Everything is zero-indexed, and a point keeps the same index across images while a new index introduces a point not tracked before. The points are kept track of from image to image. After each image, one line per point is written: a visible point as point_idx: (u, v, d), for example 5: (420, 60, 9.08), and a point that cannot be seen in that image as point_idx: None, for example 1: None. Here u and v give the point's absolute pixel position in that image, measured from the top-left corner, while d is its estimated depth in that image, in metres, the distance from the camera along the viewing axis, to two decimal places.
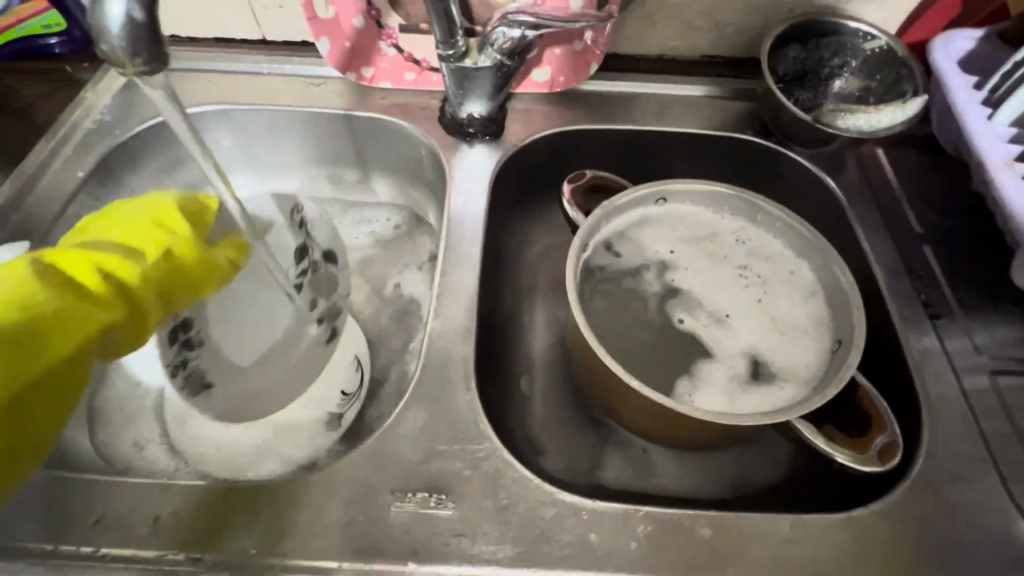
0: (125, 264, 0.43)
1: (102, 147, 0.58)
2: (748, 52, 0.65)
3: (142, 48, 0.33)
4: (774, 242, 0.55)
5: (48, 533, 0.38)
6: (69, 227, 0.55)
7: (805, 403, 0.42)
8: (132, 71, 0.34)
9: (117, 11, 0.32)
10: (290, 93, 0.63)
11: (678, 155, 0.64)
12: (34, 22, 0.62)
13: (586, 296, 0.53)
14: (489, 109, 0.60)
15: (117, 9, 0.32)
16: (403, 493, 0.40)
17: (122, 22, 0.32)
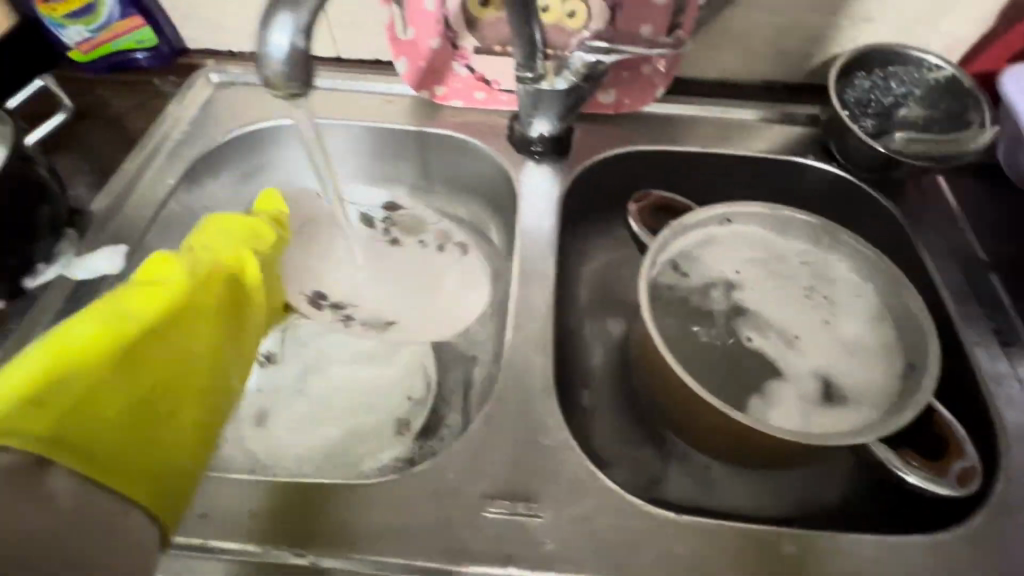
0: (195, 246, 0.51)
1: (190, 155, 0.61)
2: (808, 79, 0.67)
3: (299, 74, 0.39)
4: (841, 266, 0.56)
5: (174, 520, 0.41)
6: (159, 231, 0.58)
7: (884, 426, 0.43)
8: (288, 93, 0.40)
9: (281, 41, 0.37)
10: (365, 108, 0.66)
11: (740, 176, 0.65)
12: (128, 39, 0.66)
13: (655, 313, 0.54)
14: (557, 129, 0.62)
15: (282, 41, 0.37)
16: (494, 499, 0.41)
17: (284, 51, 0.37)
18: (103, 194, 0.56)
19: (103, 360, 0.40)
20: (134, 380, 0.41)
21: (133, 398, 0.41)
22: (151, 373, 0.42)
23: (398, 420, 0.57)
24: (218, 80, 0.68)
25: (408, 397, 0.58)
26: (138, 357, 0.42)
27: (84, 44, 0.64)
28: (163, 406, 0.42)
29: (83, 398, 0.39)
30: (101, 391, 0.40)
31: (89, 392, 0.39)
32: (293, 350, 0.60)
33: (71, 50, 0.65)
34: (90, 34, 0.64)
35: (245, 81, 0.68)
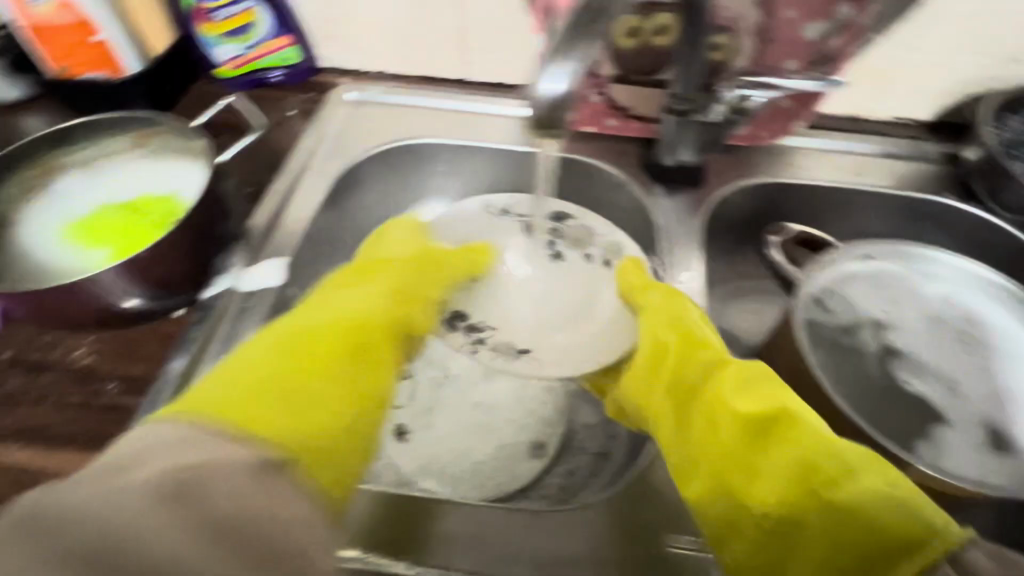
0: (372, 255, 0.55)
1: (338, 172, 0.64)
2: (942, 116, 0.67)
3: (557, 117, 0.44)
4: (990, 312, 0.56)
5: (375, 540, 0.44)
6: (311, 245, 0.59)
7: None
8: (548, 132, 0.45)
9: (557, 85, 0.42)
10: (500, 132, 0.68)
11: (866, 212, 0.67)
12: (275, 57, 0.68)
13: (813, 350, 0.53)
14: (694, 160, 0.62)
15: (555, 86, 0.42)
16: (676, 534, 0.45)
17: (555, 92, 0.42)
18: (261, 209, 0.58)
19: (294, 349, 0.36)
20: (326, 366, 0.36)
21: (321, 381, 0.35)
22: (337, 356, 0.37)
23: (536, 440, 0.58)
24: (353, 98, 0.70)
25: (541, 419, 0.59)
26: (328, 345, 0.37)
27: (232, 61, 0.67)
28: (348, 395, 0.36)
29: (280, 379, 0.34)
30: (297, 377, 0.35)
31: (286, 373, 0.34)
32: (428, 369, 0.61)
33: (218, 66, 0.68)
34: (241, 51, 0.66)
35: (380, 101, 0.70)
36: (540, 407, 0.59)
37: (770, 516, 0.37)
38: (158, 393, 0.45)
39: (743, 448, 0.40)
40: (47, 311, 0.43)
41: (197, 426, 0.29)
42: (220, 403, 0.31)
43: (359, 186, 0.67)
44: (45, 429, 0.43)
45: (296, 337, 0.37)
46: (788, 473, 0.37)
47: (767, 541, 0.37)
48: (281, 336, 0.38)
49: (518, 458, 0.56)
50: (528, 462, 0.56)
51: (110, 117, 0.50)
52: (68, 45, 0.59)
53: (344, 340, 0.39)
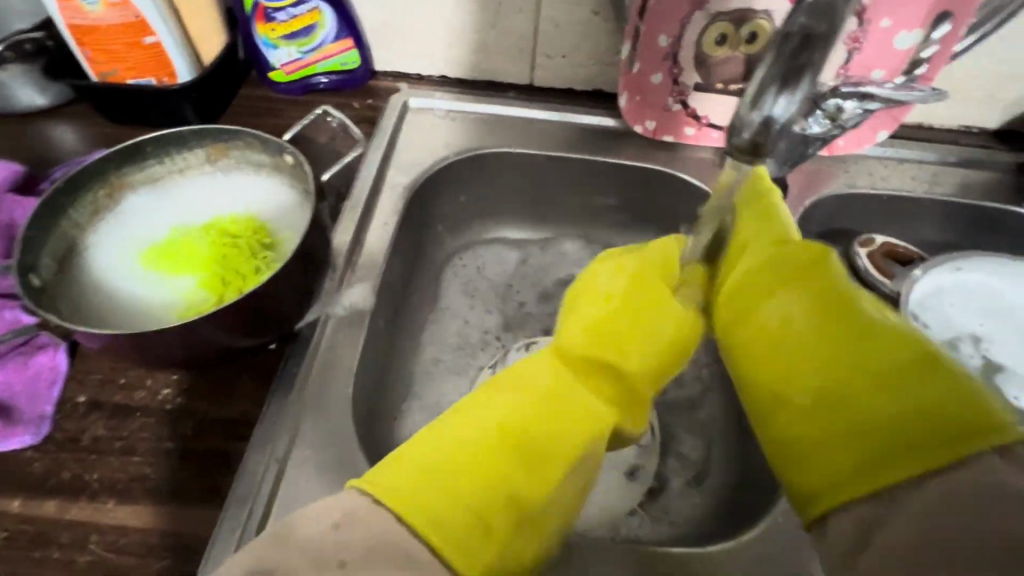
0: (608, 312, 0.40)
1: (411, 185, 0.60)
2: (1011, 125, 0.67)
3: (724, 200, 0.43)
4: None
5: None
6: (394, 262, 0.55)
7: None
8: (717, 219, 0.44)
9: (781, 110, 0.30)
10: (571, 139, 0.65)
11: (943, 220, 0.66)
12: (334, 60, 0.64)
13: None
14: (781, 172, 0.61)
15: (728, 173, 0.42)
16: None
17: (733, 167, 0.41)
18: (339, 228, 0.53)
19: (536, 446, 0.34)
20: (544, 467, 0.34)
21: (536, 486, 0.33)
22: (553, 449, 0.34)
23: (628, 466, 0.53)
24: (417, 105, 0.66)
25: (634, 443, 0.53)
26: (566, 444, 0.35)
27: (289, 65, 0.63)
28: (538, 505, 0.33)
29: (511, 472, 0.33)
30: (515, 481, 0.33)
31: (508, 466, 0.33)
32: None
33: (273, 71, 0.63)
34: (300, 55, 0.62)
35: (443, 108, 0.67)
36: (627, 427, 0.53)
37: (857, 414, 0.31)
38: (266, 436, 0.41)
39: (853, 353, 0.33)
40: (143, 353, 0.39)
41: (410, 529, 0.28)
42: (437, 507, 0.30)
43: (429, 199, 0.63)
44: (143, 481, 0.39)
45: (524, 417, 0.35)
46: (924, 394, 0.29)
47: (817, 433, 0.32)
48: (525, 408, 0.35)
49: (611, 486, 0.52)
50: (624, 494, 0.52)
51: (185, 131, 0.46)
52: (119, 49, 0.54)
53: (555, 435, 0.35)
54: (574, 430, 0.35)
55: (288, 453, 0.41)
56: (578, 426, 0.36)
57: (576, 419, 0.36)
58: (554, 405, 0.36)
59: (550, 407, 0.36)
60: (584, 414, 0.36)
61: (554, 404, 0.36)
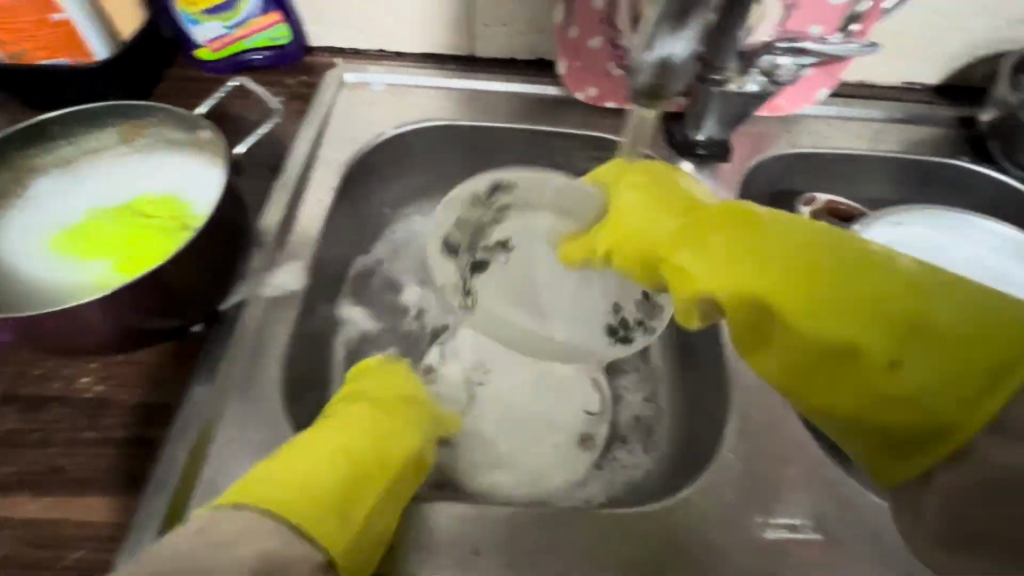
0: (351, 395, 0.47)
1: (347, 161, 0.58)
2: (950, 80, 0.68)
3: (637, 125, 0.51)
4: (1013, 270, 0.58)
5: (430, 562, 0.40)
6: (330, 242, 0.54)
7: None
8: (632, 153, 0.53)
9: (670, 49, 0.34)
10: (515, 111, 0.64)
11: (885, 178, 0.66)
12: (263, 35, 0.61)
13: None
14: (722, 132, 0.60)
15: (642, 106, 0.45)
16: (772, 519, 0.42)
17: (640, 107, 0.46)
18: (269, 207, 0.52)
19: (336, 468, 0.38)
20: (346, 481, 0.38)
21: (349, 498, 0.37)
22: (344, 466, 0.39)
23: (581, 433, 0.55)
24: (354, 80, 0.64)
25: (584, 410, 0.56)
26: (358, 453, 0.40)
27: (215, 42, 0.60)
28: (355, 513, 0.37)
29: (321, 499, 0.36)
30: (327, 500, 0.36)
31: (318, 492, 0.36)
32: (454, 364, 0.58)
33: (199, 49, 0.61)
34: (226, 30, 0.60)
35: (380, 82, 0.64)
36: (579, 395, 0.57)
37: (918, 400, 0.29)
38: (189, 420, 0.40)
39: (878, 324, 0.30)
40: (49, 340, 0.37)
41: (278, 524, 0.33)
42: (277, 500, 0.35)
43: (368, 177, 0.62)
44: (59, 473, 0.37)
45: (316, 454, 0.39)
46: (960, 334, 0.29)
47: (906, 430, 0.29)
48: (314, 450, 0.39)
49: (563, 450, 0.54)
50: (575, 458, 0.53)
51: (90, 109, 0.43)
52: (25, 28, 0.51)
53: (341, 453, 0.40)
54: (351, 444, 0.41)
55: (214, 436, 0.40)
56: (356, 448, 0.41)
57: (348, 449, 0.40)
58: (341, 446, 0.40)
59: (340, 447, 0.40)
60: (355, 448, 0.41)
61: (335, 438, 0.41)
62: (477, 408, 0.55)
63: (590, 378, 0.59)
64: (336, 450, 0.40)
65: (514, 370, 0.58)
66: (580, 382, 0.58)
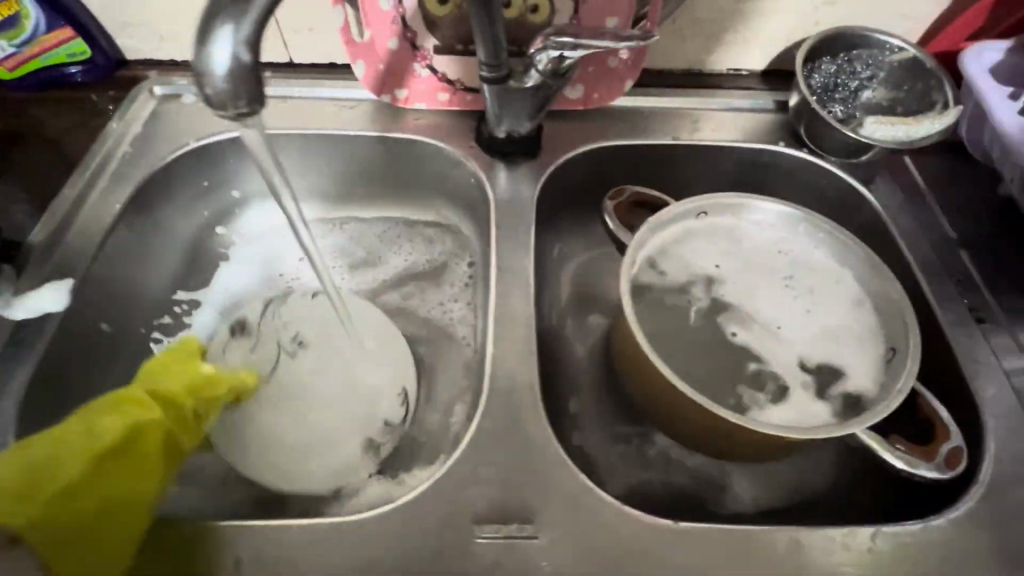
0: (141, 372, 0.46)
1: (137, 176, 0.57)
2: (775, 65, 0.66)
3: (242, 93, 0.31)
4: (817, 253, 0.56)
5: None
6: (109, 259, 0.54)
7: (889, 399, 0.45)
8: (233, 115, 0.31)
9: (223, 54, 0.29)
10: (323, 118, 0.63)
11: (710, 168, 0.65)
12: (59, 51, 0.61)
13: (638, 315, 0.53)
14: (528, 129, 0.60)
15: (224, 54, 0.29)
16: (489, 523, 0.39)
17: (226, 65, 0.29)
18: (39, 228, 0.52)
19: (69, 453, 0.38)
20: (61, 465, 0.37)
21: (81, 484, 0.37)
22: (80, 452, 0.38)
23: (370, 439, 0.52)
24: (162, 92, 0.63)
25: (384, 420, 0.53)
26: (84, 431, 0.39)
27: (7, 61, 0.60)
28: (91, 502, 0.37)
29: (19, 496, 0.36)
30: (30, 491, 0.36)
31: (23, 482, 0.36)
32: (273, 326, 0.56)
33: None
34: (15, 49, 0.59)
35: (190, 93, 0.64)
36: (383, 403, 0.53)
37: None
38: None
39: None
40: None
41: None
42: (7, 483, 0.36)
43: (171, 188, 0.60)
44: None
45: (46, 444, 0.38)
46: None
47: None
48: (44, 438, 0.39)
49: (343, 455, 0.51)
50: (352, 463, 0.51)
51: None
52: None
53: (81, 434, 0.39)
54: (102, 427, 0.40)
55: None
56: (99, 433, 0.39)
57: (93, 429, 0.39)
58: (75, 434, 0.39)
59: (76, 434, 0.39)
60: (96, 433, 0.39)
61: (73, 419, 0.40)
62: (279, 378, 0.53)
63: (400, 390, 0.55)
64: (67, 431, 0.39)
65: (330, 349, 0.55)
66: (390, 391, 0.54)
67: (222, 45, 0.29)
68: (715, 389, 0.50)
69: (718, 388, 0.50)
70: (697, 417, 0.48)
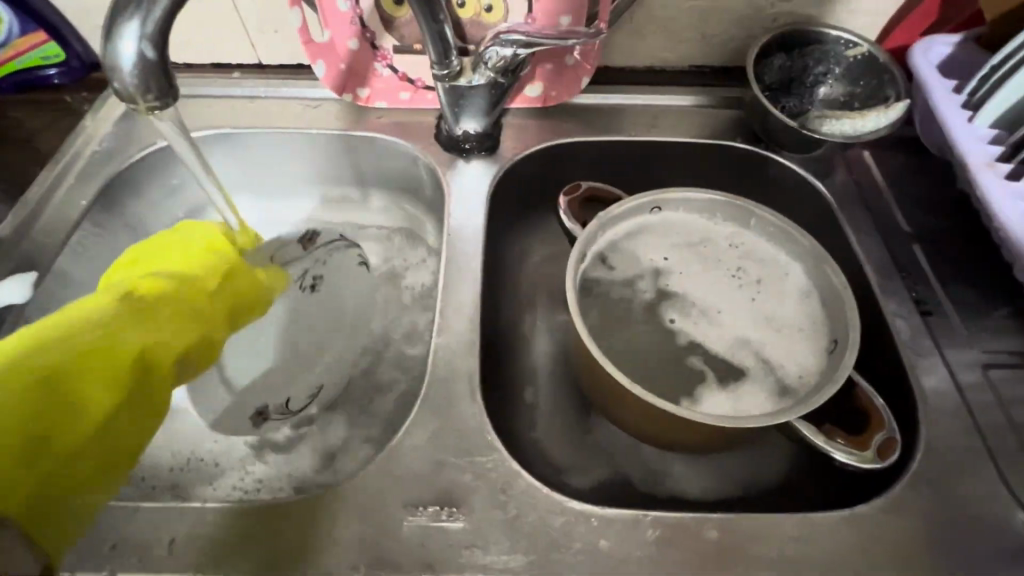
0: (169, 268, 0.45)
1: (104, 174, 0.59)
2: (735, 62, 0.67)
3: (152, 85, 0.33)
4: (768, 246, 0.56)
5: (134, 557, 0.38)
6: (74, 253, 0.56)
7: (826, 390, 0.45)
8: (144, 106, 0.34)
9: (129, 47, 0.32)
10: (288, 116, 0.64)
11: (669, 164, 0.66)
12: (33, 54, 0.63)
13: (586, 309, 0.54)
14: (484, 125, 0.61)
15: (131, 48, 0.32)
16: (416, 507, 0.40)
17: (133, 59, 0.32)
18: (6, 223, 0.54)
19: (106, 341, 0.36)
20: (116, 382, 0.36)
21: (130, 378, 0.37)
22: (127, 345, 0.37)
23: (259, 413, 0.52)
24: None
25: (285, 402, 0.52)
26: (149, 347, 0.38)
27: None
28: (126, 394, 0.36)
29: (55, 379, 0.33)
30: (80, 406, 0.34)
31: (67, 390, 0.33)
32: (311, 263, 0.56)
33: None
34: None
35: None
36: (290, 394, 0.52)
37: None
38: None
39: None
40: None
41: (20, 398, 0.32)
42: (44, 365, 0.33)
43: (140, 186, 0.62)
44: None
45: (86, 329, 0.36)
46: None
47: None
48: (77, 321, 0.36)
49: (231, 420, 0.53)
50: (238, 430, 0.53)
51: None
52: None
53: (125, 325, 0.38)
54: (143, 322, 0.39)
55: None
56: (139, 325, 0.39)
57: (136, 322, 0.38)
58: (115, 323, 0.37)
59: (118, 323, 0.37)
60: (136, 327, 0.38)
61: (113, 325, 0.37)
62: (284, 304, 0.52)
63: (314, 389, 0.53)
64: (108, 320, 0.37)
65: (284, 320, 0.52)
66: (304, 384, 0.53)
67: (130, 38, 0.31)
68: (662, 383, 0.51)
69: (664, 381, 0.51)
70: (639, 411, 0.49)
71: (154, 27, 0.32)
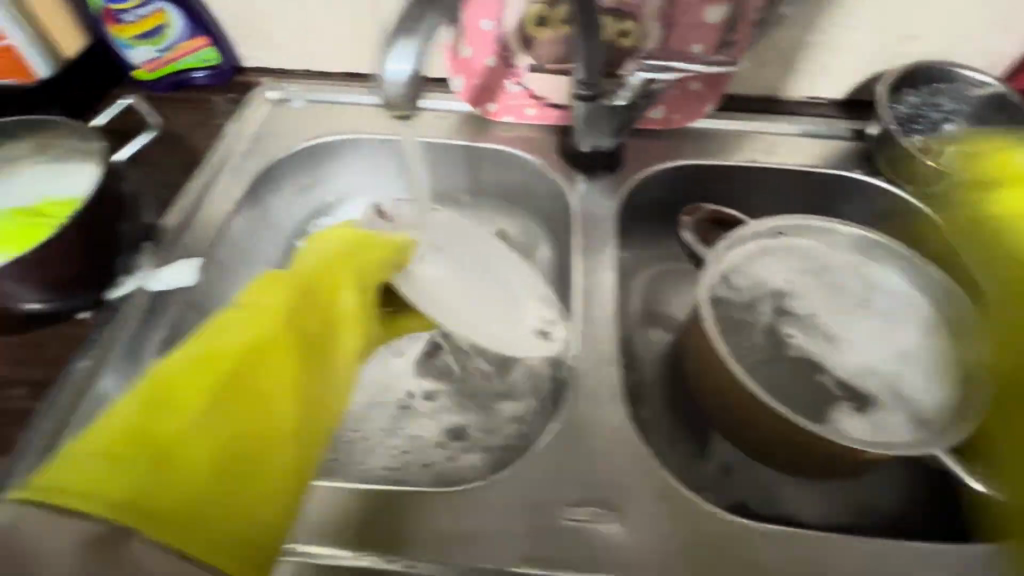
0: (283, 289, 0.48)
1: (254, 171, 0.63)
2: (853, 94, 0.68)
3: (411, 95, 0.43)
4: (895, 278, 0.57)
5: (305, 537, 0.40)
6: (226, 242, 0.59)
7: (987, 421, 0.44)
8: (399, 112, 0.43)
9: (399, 67, 0.41)
10: (419, 125, 0.68)
11: (784, 190, 0.67)
12: (194, 57, 0.68)
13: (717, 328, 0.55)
14: (611, 144, 0.63)
15: (402, 67, 0.41)
16: (578, 507, 0.42)
17: (402, 75, 0.42)
18: (172, 211, 0.58)
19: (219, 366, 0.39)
20: (224, 384, 0.38)
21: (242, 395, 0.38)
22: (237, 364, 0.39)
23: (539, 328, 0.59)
24: (275, 97, 0.70)
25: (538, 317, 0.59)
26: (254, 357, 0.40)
27: (150, 63, 0.67)
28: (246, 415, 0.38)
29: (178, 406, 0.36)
30: (196, 422, 0.36)
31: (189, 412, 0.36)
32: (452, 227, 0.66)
33: (136, 70, 0.68)
34: (158, 53, 0.66)
35: (302, 98, 0.70)
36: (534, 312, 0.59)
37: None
38: (60, 393, 0.46)
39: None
40: None
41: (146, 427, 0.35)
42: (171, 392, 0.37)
43: (281, 183, 0.66)
44: None
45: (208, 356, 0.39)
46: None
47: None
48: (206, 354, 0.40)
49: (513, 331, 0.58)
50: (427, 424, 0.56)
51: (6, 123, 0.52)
52: None
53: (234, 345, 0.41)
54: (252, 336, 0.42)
55: (79, 410, 0.45)
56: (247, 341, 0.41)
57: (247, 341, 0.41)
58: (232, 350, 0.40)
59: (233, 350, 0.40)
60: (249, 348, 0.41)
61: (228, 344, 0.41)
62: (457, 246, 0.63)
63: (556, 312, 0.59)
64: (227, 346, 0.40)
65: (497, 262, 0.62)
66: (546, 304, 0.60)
67: (402, 59, 0.41)
68: (795, 406, 0.51)
69: (797, 405, 0.51)
70: (772, 433, 0.49)
71: (421, 54, 0.41)
